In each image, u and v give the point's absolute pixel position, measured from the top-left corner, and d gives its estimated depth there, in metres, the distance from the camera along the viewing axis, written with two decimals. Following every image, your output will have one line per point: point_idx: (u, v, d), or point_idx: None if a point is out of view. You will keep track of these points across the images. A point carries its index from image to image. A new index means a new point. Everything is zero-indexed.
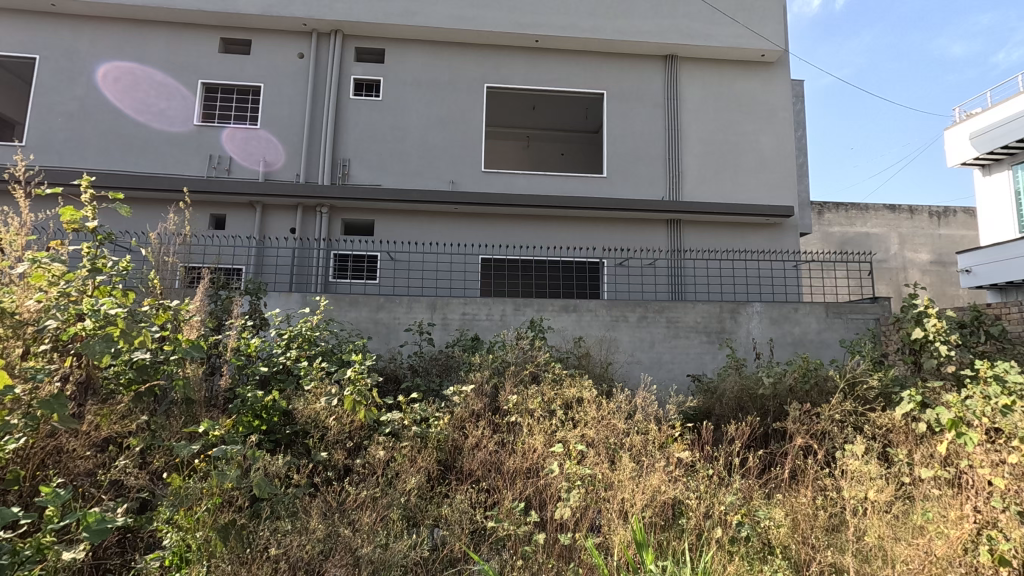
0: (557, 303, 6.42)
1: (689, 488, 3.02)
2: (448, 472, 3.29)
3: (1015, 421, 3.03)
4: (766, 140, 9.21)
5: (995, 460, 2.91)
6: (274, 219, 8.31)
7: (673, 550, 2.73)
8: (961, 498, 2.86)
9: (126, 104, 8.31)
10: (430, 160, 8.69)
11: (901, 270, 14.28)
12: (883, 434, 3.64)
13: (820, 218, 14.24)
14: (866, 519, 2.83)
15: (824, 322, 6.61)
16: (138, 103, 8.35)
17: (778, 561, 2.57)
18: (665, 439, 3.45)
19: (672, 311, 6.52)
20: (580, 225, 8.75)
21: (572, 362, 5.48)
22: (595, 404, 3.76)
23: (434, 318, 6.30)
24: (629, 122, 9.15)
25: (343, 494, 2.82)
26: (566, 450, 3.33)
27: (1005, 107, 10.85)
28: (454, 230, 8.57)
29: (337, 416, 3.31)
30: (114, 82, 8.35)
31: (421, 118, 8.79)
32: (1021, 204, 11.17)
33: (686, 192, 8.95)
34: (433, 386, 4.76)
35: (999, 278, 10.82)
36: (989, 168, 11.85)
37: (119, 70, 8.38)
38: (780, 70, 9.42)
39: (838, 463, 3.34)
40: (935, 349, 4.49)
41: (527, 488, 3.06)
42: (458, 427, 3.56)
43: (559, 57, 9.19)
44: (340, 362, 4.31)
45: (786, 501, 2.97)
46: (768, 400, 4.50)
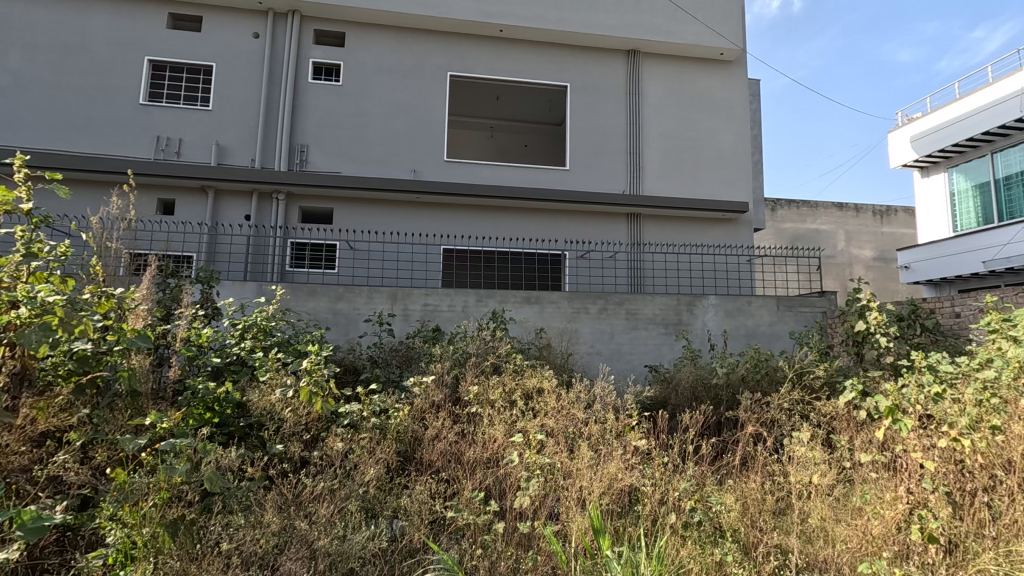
0: (520, 295, 6.44)
1: (645, 475, 3.08)
2: (408, 463, 3.29)
3: (944, 408, 3.23)
4: (724, 136, 9.47)
5: (926, 444, 3.03)
6: (226, 205, 8.01)
7: (628, 535, 2.79)
8: (897, 479, 2.99)
9: (83, 86, 7.88)
10: (392, 148, 8.54)
11: (847, 266, 14.97)
12: (827, 422, 3.81)
13: (773, 214, 14.73)
14: (810, 502, 2.95)
15: (775, 315, 6.87)
16: (96, 86, 7.92)
17: (729, 545, 2.65)
18: (623, 428, 3.54)
19: (632, 303, 6.64)
20: (541, 217, 8.79)
21: (534, 352, 5.53)
22: (555, 395, 3.84)
23: (394, 309, 6.22)
24: (592, 115, 9.22)
25: (299, 486, 2.76)
26: (525, 440, 3.38)
27: (946, 112, 11.42)
28: (415, 219, 8.45)
29: (294, 407, 3.26)
30: (78, 66, 7.91)
31: (382, 104, 8.61)
32: (955, 205, 11.88)
33: (646, 186, 9.10)
34: (394, 376, 4.71)
35: (935, 274, 11.47)
36: (927, 170, 12.52)
37: (89, 55, 7.96)
38: (738, 69, 9.68)
39: (785, 450, 3.47)
40: (877, 340, 4.77)
41: (486, 478, 3.07)
42: (418, 418, 3.58)
43: (524, 48, 9.16)
44: (296, 353, 4.23)
45: (737, 487, 3.09)
46: (721, 389, 4.67)
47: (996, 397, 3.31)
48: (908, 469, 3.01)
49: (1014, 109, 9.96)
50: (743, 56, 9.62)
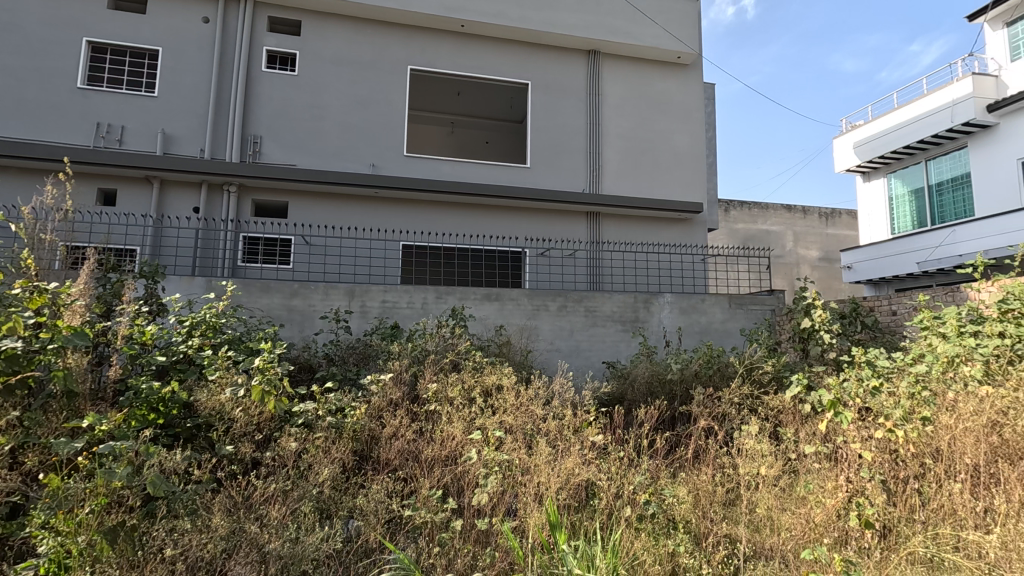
0: (480, 292, 6.43)
1: (601, 469, 3.13)
2: (364, 463, 3.24)
3: (881, 401, 3.42)
4: (680, 138, 9.70)
5: (864, 435, 3.18)
6: (173, 197, 7.67)
7: (585, 529, 2.83)
8: (837, 469, 3.11)
9: (13, 67, 7.37)
10: (350, 142, 8.36)
11: (794, 265, 15.60)
12: (774, 415, 3.97)
13: (726, 215, 15.20)
14: (757, 492, 3.06)
15: (727, 312, 7.09)
16: (29, 67, 7.42)
17: (681, 536, 2.72)
18: (580, 424, 3.58)
19: (590, 300, 6.73)
20: (502, 214, 8.80)
21: (493, 349, 5.53)
22: (514, 391, 3.86)
23: (352, 306, 6.11)
24: (553, 114, 9.27)
25: (249, 488, 2.67)
26: (484, 437, 3.38)
27: (885, 120, 12.03)
28: (374, 215, 8.31)
29: (245, 407, 3.15)
30: (8, 45, 7.39)
31: (339, 96, 8.41)
32: (893, 209, 12.55)
33: (605, 185, 9.23)
34: (350, 375, 4.63)
35: (875, 274, 12.07)
36: (868, 175, 13.16)
37: (21, 33, 7.45)
38: (694, 72, 9.94)
39: (735, 442, 3.59)
40: (821, 337, 5.00)
41: (445, 475, 3.07)
42: (376, 417, 3.54)
43: (486, 44, 9.13)
44: (248, 350, 4.10)
45: (690, 479, 3.19)
46: (675, 385, 4.79)
47: (927, 390, 3.52)
48: (848, 460, 3.14)
49: (947, 121, 10.63)
50: (699, 60, 9.88)
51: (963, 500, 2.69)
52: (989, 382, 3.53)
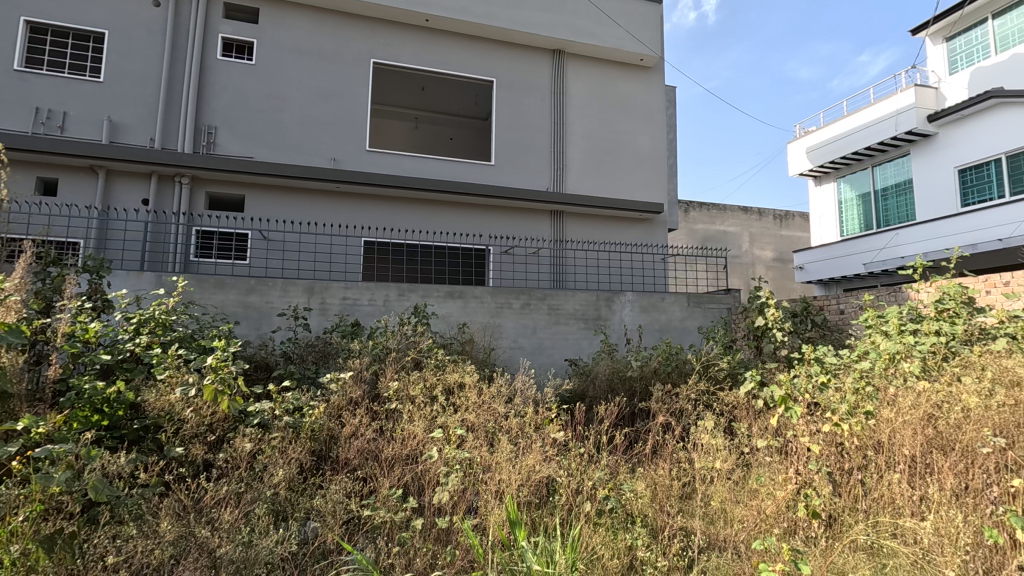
0: (443, 290, 6.39)
1: (562, 466, 3.17)
2: (322, 463, 3.18)
3: (827, 397, 3.57)
4: (642, 139, 9.87)
5: (813, 429, 3.32)
6: (120, 188, 7.33)
7: (545, 525, 2.85)
8: (787, 462, 3.22)
9: None
10: (311, 135, 8.16)
11: (750, 265, 16.11)
12: (729, 410, 4.09)
13: (686, 215, 15.56)
14: (712, 486, 3.16)
15: (686, 311, 7.27)
16: None
17: (639, 530, 2.77)
18: (541, 421, 3.61)
19: (553, 298, 6.77)
20: (466, 211, 8.77)
21: (456, 347, 5.50)
22: (476, 389, 3.86)
23: (311, 303, 5.97)
24: (517, 112, 9.29)
25: (200, 492, 2.59)
26: (445, 435, 3.36)
27: (836, 127, 12.54)
28: (334, 210, 8.15)
29: (196, 407, 3.06)
30: None
31: (299, 88, 8.19)
32: (842, 213, 13.11)
33: (569, 184, 9.31)
34: (309, 373, 4.53)
35: (826, 274, 12.56)
36: (819, 179, 13.70)
37: None
38: (656, 75, 10.12)
39: (691, 437, 3.68)
40: (773, 335, 5.21)
41: (405, 475, 3.04)
42: (335, 416, 3.48)
43: (451, 40, 9.06)
44: (200, 349, 3.96)
45: (648, 474, 3.26)
46: (635, 381, 4.88)
47: (870, 385, 3.70)
48: (797, 452, 3.27)
49: (891, 130, 11.19)
50: (660, 63, 10.07)
51: (901, 488, 2.80)
52: (925, 377, 3.75)
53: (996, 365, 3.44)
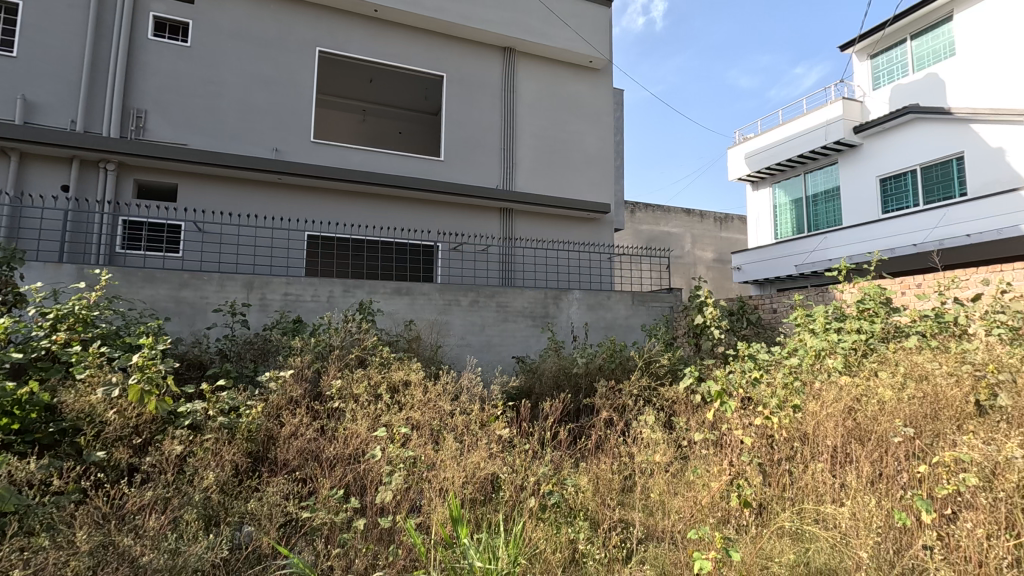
0: (389, 286, 6.28)
1: (506, 462, 3.18)
2: (260, 464, 3.07)
3: (759, 392, 3.75)
4: (590, 140, 10.03)
5: (745, 422, 3.48)
6: (37, 173, 6.79)
7: (489, 522, 2.86)
8: (722, 454, 3.37)
9: None
10: (251, 123, 7.83)
11: (692, 265, 16.70)
12: (669, 405, 4.24)
13: (632, 216, 15.95)
14: (651, 478, 3.26)
15: (631, 309, 7.46)
16: None
17: (581, 524, 2.83)
18: (487, 418, 3.62)
19: (502, 296, 6.79)
20: (414, 207, 8.66)
21: (402, 345, 5.43)
22: (422, 387, 3.82)
23: (249, 299, 5.73)
24: (468, 108, 9.24)
25: (123, 499, 2.44)
26: (389, 434, 3.31)
27: (772, 134, 13.16)
28: (276, 202, 7.86)
29: (120, 409, 2.89)
30: None
31: (239, 73, 7.83)
32: (777, 216, 13.80)
33: (518, 182, 9.35)
34: (247, 372, 4.35)
35: (762, 274, 13.16)
36: (756, 184, 14.36)
37: None
38: (604, 77, 10.31)
39: (632, 432, 3.79)
40: (711, 332, 5.45)
41: (346, 475, 2.97)
42: (274, 416, 3.36)
43: (400, 32, 8.90)
44: (126, 347, 3.73)
45: (591, 468, 3.33)
46: (580, 377, 4.98)
47: (798, 380, 3.92)
48: (731, 445, 3.41)
49: (821, 139, 11.87)
50: (609, 65, 10.27)
51: (823, 477, 2.95)
52: (847, 372, 4.00)
53: (907, 361, 3.72)
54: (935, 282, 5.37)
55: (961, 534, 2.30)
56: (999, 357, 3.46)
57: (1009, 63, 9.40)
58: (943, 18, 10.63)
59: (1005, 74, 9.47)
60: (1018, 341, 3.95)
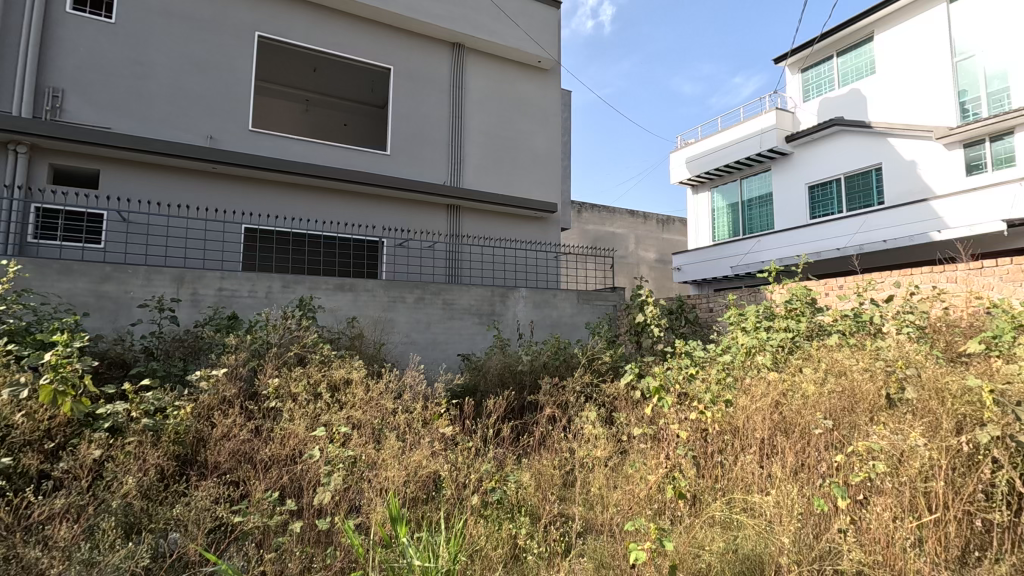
0: (332, 282, 6.11)
1: (448, 460, 3.17)
2: (188, 468, 2.92)
3: (694, 388, 3.91)
4: (538, 139, 10.12)
5: (681, 416, 3.61)
6: None
7: (430, 520, 2.84)
8: (659, 447, 3.48)
9: None
10: (183, 108, 7.41)
11: (635, 265, 17.16)
12: (610, 401, 4.35)
13: (579, 216, 16.21)
14: (592, 473, 3.33)
15: (576, 307, 7.59)
16: None
17: (522, 520, 2.86)
18: (430, 416, 3.59)
19: (448, 293, 6.75)
20: (358, 201, 8.47)
21: (344, 343, 5.30)
22: (363, 386, 3.75)
23: (180, 294, 5.43)
24: (415, 103, 9.10)
25: (30, 509, 2.27)
26: (329, 434, 3.22)
27: (711, 140, 13.70)
28: (210, 193, 7.48)
29: (29, 411, 2.69)
30: None
31: (170, 55, 7.39)
32: (715, 219, 14.41)
33: (466, 179, 9.32)
34: (176, 371, 4.13)
35: (699, 275, 13.72)
36: (696, 188, 14.92)
37: None
38: (552, 78, 10.42)
39: (574, 428, 3.86)
40: (652, 330, 5.65)
41: (282, 477, 2.88)
42: (204, 417, 3.20)
43: (345, 22, 8.66)
44: (38, 345, 3.46)
45: (533, 464, 3.37)
46: (525, 374, 5.02)
47: (730, 376, 4.12)
48: (667, 439, 3.54)
49: (756, 146, 12.47)
50: (556, 66, 10.39)
51: (751, 468, 3.10)
52: (774, 368, 4.23)
53: (829, 357, 3.97)
54: (853, 284, 5.76)
55: (871, 517, 2.48)
56: (907, 353, 3.76)
57: (924, 82, 10.18)
58: (865, 38, 11.42)
59: (919, 93, 10.27)
60: (924, 339, 4.30)
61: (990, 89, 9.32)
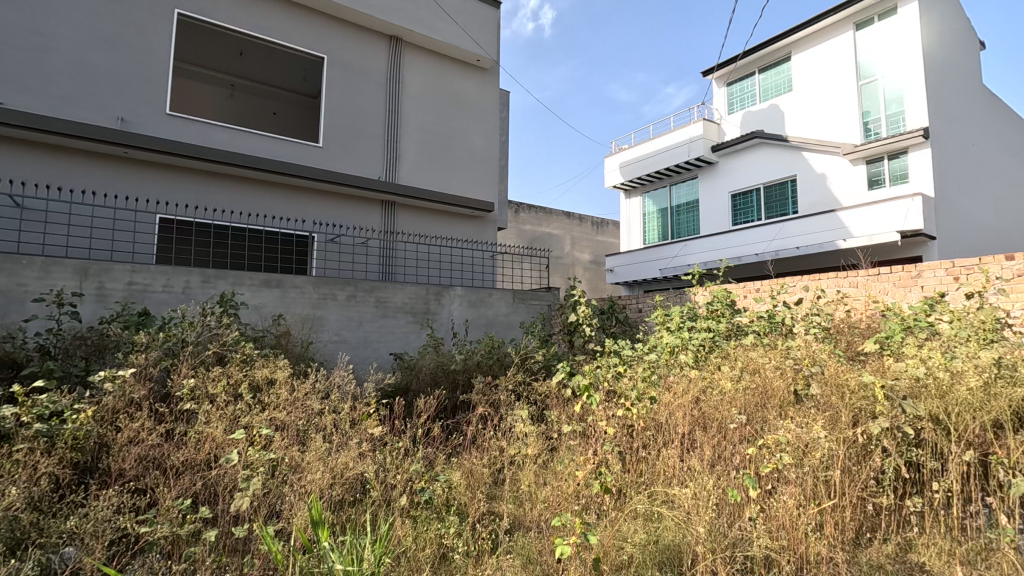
0: (257, 277, 5.81)
1: (376, 461, 3.10)
2: (88, 476, 2.71)
3: (621, 386, 4.04)
4: (475, 138, 10.10)
5: (609, 413, 3.72)
6: None
7: (356, 523, 2.77)
8: (587, 444, 3.57)
9: None
10: (91, 86, 6.83)
11: (570, 266, 17.50)
12: (542, 399, 4.41)
13: (516, 216, 16.31)
14: (522, 470, 3.37)
15: (511, 306, 7.64)
16: None
17: (452, 519, 2.84)
18: (359, 416, 3.50)
19: (381, 291, 6.61)
20: (287, 194, 8.14)
21: (269, 341, 5.07)
22: (289, 386, 3.59)
23: (83, 288, 5.00)
24: (350, 94, 8.84)
25: None
26: (249, 436, 3.06)
27: (644, 147, 14.18)
28: (121, 179, 6.93)
29: None
30: None
31: (75, 27, 6.77)
32: (646, 223, 14.96)
33: (402, 175, 9.15)
34: (76, 372, 3.80)
35: (630, 276, 14.20)
36: (629, 192, 15.41)
37: None
38: (491, 77, 10.44)
39: (506, 426, 3.88)
40: (583, 330, 5.80)
41: (195, 483, 2.71)
42: (108, 421, 2.97)
43: (276, 5, 8.29)
44: None
45: (464, 464, 3.36)
46: (458, 374, 4.99)
47: (655, 374, 4.28)
48: (595, 435, 3.62)
49: (685, 154, 13.04)
50: (495, 66, 10.41)
51: (672, 461, 3.23)
52: (696, 366, 4.44)
53: (744, 356, 4.22)
54: (768, 287, 6.16)
55: (779, 506, 2.64)
56: (813, 353, 4.05)
57: (834, 102, 11.00)
58: (783, 58, 12.23)
59: (829, 111, 11.09)
60: (828, 339, 4.66)
61: (889, 111, 10.16)
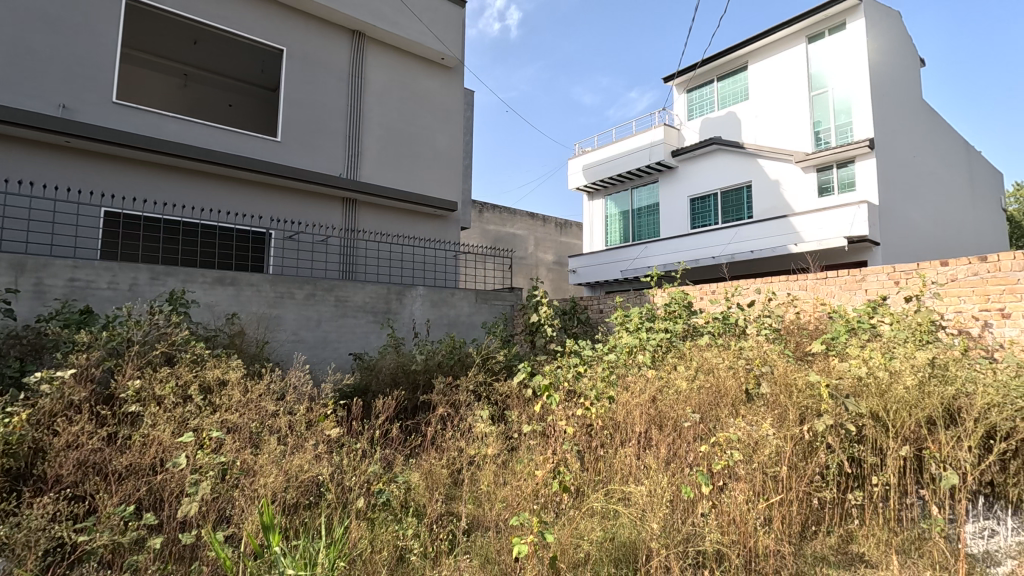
0: (209, 275, 5.62)
1: (332, 463, 3.04)
2: (20, 484, 2.56)
3: (581, 386, 4.09)
4: (439, 136, 10.04)
5: (568, 412, 3.76)
6: None
7: (311, 527, 2.71)
8: (546, 443, 3.59)
9: None
10: (30, 71, 6.45)
11: (533, 266, 17.58)
12: (503, 399, 4.42)
13: (480, 216, 16.28)
14: (482, 470, 3.36)
15: (473, 306, 7.62)
16: None
17: (410, 520, 2.82)
18: (315, 418, 3.42)
19: (341, 290, 6.49)
20: (243, 189, 7.90)
21: (222, 341, 4.91)
22: (241, 387, 3.49)
23: (19, 284, 4.72)
24: (311, 88, 8.64)
25: None
26: (198, 440, 2.95)
27: (607, 150, 14.36)
28: (63, 169, 6.58)
29: None
30: None
31: (12, 6, 6.38)
32: (608, 225, 15.18)
33: (363, 172, 9.01)
34: (10, 373, 3.58)
35: (592, 277, 14.39)
36: (592, 195, 15.60)
37: None
38: (455, 76, 10.39)
39: (466, 426, 3.88)
40: (545, 330, 5.84)
41: (139, 489, 2.60)
42: (44, 425, 2.81)
43: None
44: None
45: (423, 465, 3.34)
46: (419, 374, 4.94)
47: (613, 374, 4.36)
48: (554, 435, 3.65)
49: (646, 158, 13.29)
50: (459, 65, 10.37)
51: (629, 460, 3.28)
52: (653, 366, 4.54)
53: (699, 356, 4.34)
54: (724, 289, 6.34)
55: (731, 502, 2.71)
56: (764, 353, 4.20)
57: (788, 111, 11.42)
58: (741, 67, 12.61)
59: (783, 120, 11.50)
60: (778, 339, 4.85)
61: (838, 122, 10.61)
